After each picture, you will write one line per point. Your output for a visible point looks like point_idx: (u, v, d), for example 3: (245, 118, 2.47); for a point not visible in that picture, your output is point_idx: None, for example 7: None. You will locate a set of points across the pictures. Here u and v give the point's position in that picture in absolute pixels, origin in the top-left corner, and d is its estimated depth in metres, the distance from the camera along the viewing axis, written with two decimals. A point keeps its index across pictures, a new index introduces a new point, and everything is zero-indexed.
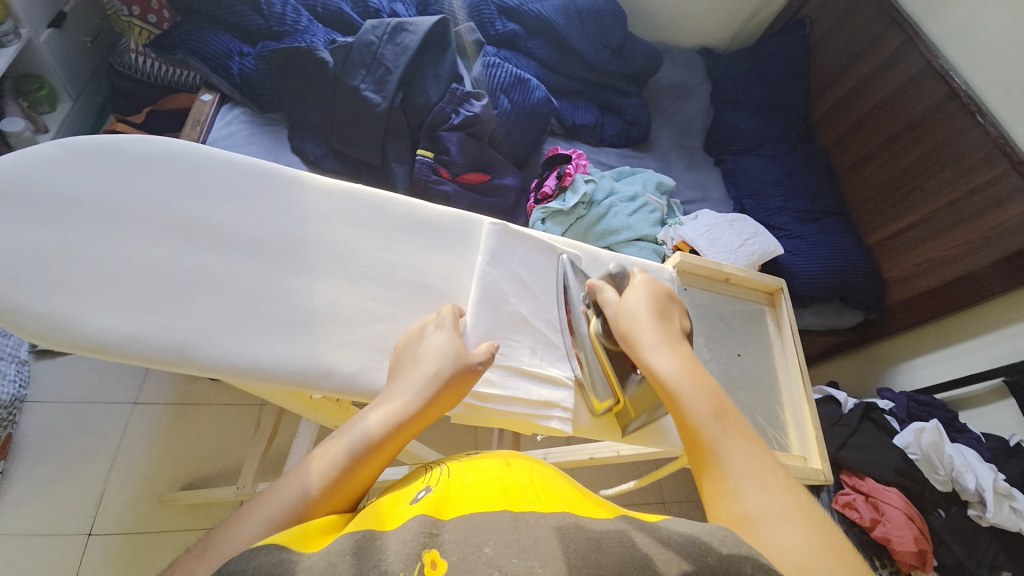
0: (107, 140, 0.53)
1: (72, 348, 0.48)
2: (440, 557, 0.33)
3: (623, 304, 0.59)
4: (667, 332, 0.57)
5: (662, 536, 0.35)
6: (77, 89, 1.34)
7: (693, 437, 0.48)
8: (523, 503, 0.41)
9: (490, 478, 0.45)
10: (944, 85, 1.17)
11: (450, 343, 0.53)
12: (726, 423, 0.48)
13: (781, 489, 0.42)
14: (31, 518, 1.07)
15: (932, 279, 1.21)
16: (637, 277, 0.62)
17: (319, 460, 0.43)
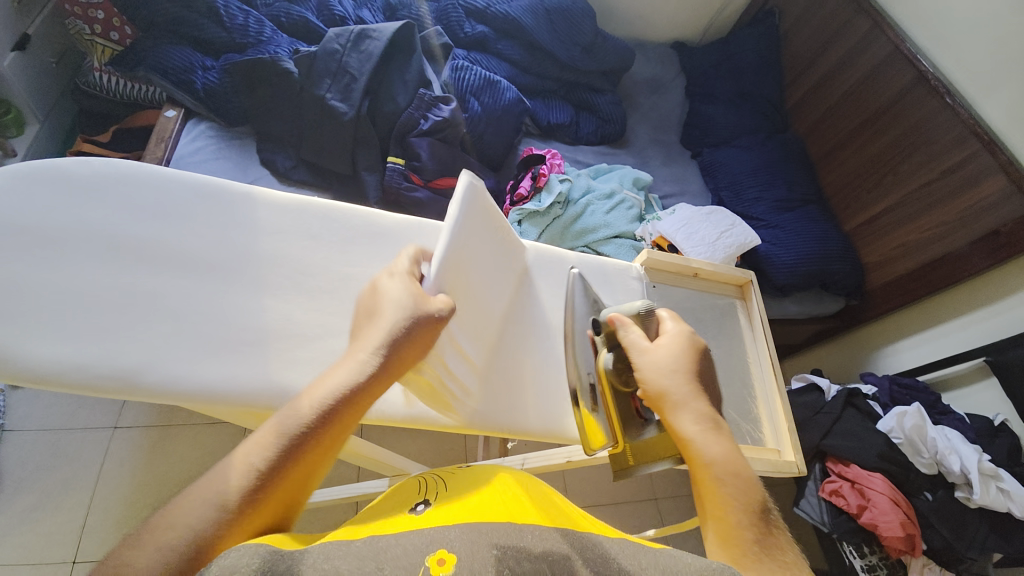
0: (42, 162, 0.50)
1: (14, 379, 0.46)
2: (448, 553, 0.35)
3: (658, 351, 0.54)
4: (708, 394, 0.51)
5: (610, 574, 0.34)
6: (45, 111, 1.32)
7: (723, 516, 0.43)
8: (524, 518, 0.42)
9: (490, 494, 0.46)
10: (913, 68, 1.18)
11: (406, 294, 0.49)
12: (758, 515, 0.43)
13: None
14: (12, 549, 1.05)
15: (909, 262, 1.21)
16: (674, 328, 0.57)
17: (263, 444, 0.38)
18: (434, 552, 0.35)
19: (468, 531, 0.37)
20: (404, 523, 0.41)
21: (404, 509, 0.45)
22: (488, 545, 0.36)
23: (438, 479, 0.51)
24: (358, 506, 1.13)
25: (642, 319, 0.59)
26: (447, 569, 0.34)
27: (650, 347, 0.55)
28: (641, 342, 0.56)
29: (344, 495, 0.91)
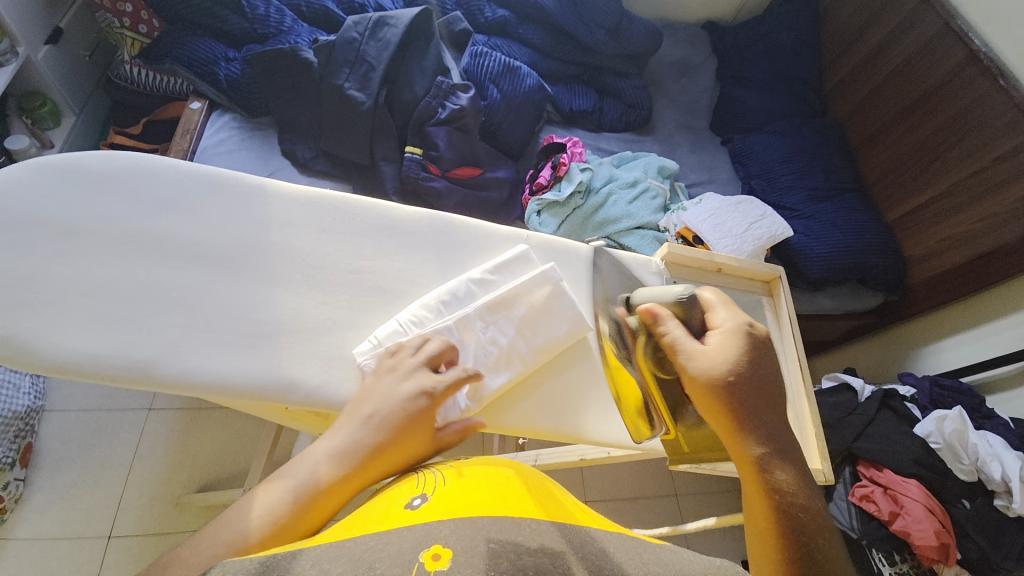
0: (70, 158, 0.52)
1: (36, 368, 0.48)
2: (443, 548, 0.33)
3: (713, 354, 0.47)
4: (768, 405, 0.47)
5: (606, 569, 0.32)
6: (81, 104, 1.36)
7: (773, 530, 0.43)
8: (524, 512, 0.41)
9: (489, 488, 0.45)
10: (963, 47, 1.09)
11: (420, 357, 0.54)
12: (806, 534, 0.43)
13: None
14: (56, 521, 1.11)
15: (956, 256, 1.13)
16: (726, 322, 0.50)
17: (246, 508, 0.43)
18: (429, 547, 0.34)
19: (462, 527, 0.36)
20: (402, 519, 0.40)
21: (398, 505, 0.44)
22: (483, 539, 0.35)
23: (435, 472, 0.49)
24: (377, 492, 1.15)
25: (687, 313, 0.51)
26: (442, 564, 0.32)
27: (704, 348, 0.48)
28: (692, 343, 0.49)
29: None
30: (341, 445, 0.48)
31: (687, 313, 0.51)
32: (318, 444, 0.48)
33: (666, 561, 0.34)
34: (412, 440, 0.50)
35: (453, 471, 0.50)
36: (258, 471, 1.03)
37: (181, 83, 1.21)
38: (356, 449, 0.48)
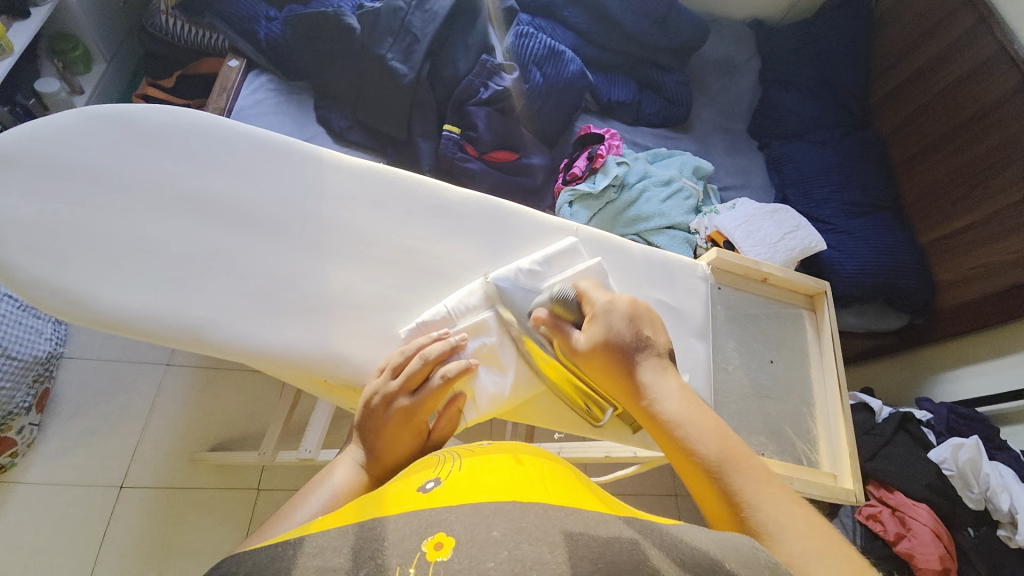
0: (124, 110, 0.53)
1: (88, 322, 0.49)
2: (446, 538, 0.33)
3: (588, 341, 0.52)
4: (652, 360, 0.51)
5: (675, 552, 0.32)
6: (112, 51, 1.33)
7: (703, 484, 0.43)
8: (533, 495, 0.40)
9: (502, 472, 0.44)
10: (1018, 73, 1.05)
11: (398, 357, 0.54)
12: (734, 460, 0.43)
13: (816, 530, 0.37)
14: (70, 467, 1.13)
15: (987, 285, 1.12)
16: (598, 302, 0.53)
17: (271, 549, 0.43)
18: (432, 536, 0.33)
19: (468, 512, 0.35)
20: (410, 503, 0.40)
21: (411, 486, 0.43)
22: (487, 526, 0.34)
23: (453, 457, 0.49)
24: None
25: (566, 303, 0.54)
26: (444, 554, 0.31)
27: (580, 337, 0.52)
28: (573, 335, 0.53)
29: None
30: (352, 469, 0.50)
31: (567, 304, 0.54)
32: (334, 474, 0.49)
33: (668, 541, 0.33)
34: (398, 441, 0.51)
35: (471, 457, 0.49)
36: (274, 436, 1.03)
37: (219, 39, 1.19)
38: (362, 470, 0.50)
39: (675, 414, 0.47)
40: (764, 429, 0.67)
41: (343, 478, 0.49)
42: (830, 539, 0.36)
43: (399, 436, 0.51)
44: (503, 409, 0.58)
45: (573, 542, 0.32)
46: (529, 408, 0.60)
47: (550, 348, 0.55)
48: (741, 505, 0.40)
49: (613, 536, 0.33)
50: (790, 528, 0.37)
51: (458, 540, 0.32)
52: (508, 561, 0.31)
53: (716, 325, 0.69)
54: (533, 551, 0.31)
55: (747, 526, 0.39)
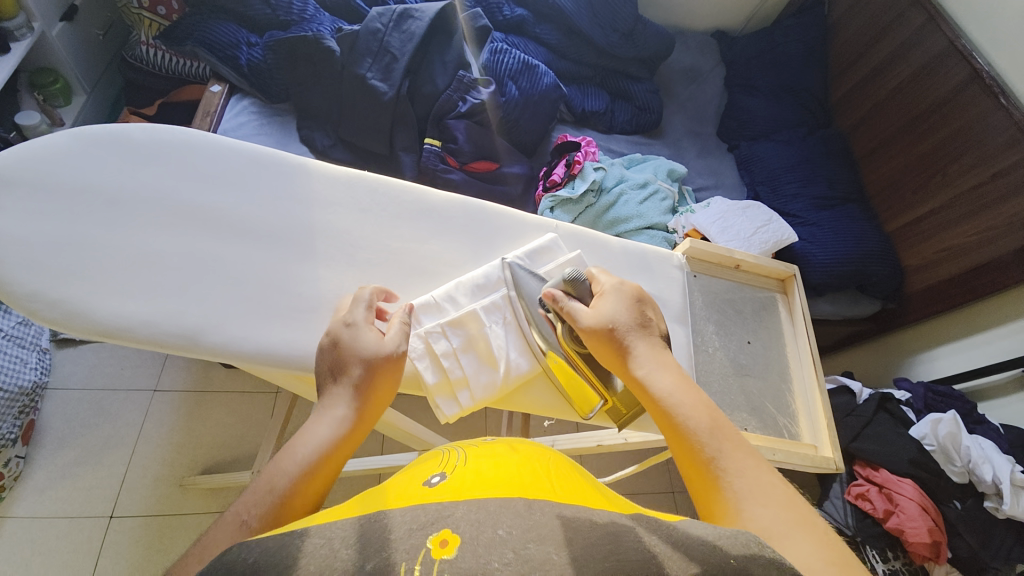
0: (115, 129, 0.56)
1: (87, 332, 0.51)
2: (451, 534, 0.34)
3: (593, 318, 0.53)
4: (652, 343, 0.52)
5: (673, 538, 0.34)
6: (91, 82, 1.34)
7: (689, 452, 0.45)
8: (538, 492, 0.41)
9: (505, 466, 0.46)
10: (967, 66, 1.12)
11: (381, 338, 0.51)
12: (722, 438, 0.45)
13: (791, 502, 0.41)
14: (56, 499, 1.10)
15: (953, 267, 1.17)
16: (607, 283, 0.56)
17: (257, 501, 0.39)
18: (437, 532, 0.34)
19: (474, 509, 0.36)
20: (416, 499, 0.41)
21: (418, 482, 0.45)
22: (493, 525, 0.35)
23: (458, 451, 0.51)
24: (382, 478, 1.15)
25: (577, 283, 0.58)
26: (449, 552, 0.32)
27: (585, 315, 0.54)
28: (578, 309, 0.55)
29: (374, 465, 0.94)
30: (335, 419, 0.45)
31: (578, 284, 0.58)
32: (314, 423, 0.45)
33: (672, 533, 0.34)
34: (387, 380, 0.50)
35: (475, 451, 0.50)
36: (268, 453, 1.03)
37: (202, 66, 1.22)
38: (347, 417, 0.46)
39: (666, 390, 0.48)
40: (746, 405, 0.71)
41: (328, 428, 0.44)
42: (802, 512, 0.40)
43: (383, 377, 0.49)
44: (497, 397, 0.61)
45: (573, 534, 0.34)
46: (522, 398, 0.63)
47: (554, 331, 0.58)
48: (723, 475, 0.43)
49: (615, 523, 0.36)
50: (770, 499, 0.40)
51: (465, 539, 0.33)
52: (515, 560, 0.32)
53: (694, 310, 0.73)
54: (540, 551, 0.32)
55: (731, 494, 0.41)
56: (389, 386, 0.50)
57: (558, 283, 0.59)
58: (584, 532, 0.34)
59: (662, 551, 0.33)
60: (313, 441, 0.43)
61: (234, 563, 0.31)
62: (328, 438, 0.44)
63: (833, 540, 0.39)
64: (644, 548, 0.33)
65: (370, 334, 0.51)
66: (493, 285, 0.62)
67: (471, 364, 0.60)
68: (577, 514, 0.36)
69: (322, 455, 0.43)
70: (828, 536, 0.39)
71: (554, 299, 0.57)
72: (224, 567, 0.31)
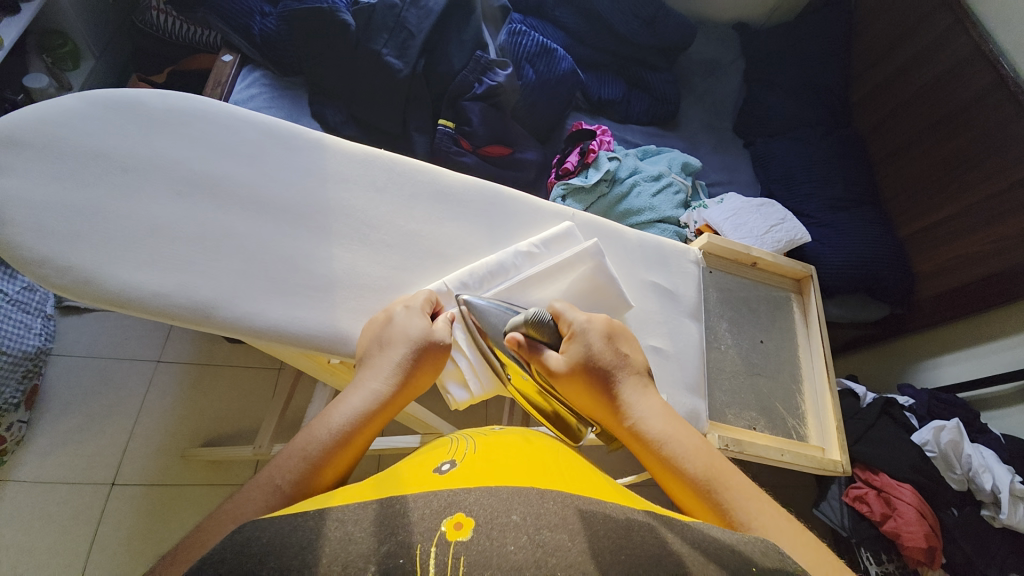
0: (131, 95, 0.54)
1: (97, 301, 0.50)
2: (465, 518, 0.33)
3: (567, 364, 0.51)
4: (637, 383, 0.52)
5: (695, 539, 0.34)
6: (101, 46, 1.31)
7: (698, 505, 0.45)
8: (551, 483, 0.40)
9: (516, 455, 0.46)
10: (993, 71, 1.09)
11: (418, 324, 0.52)
12: (725, 482, 0.45)
13: (802, 539, 0.42)
14: (59, 465, 1.11)
15: (965, 275, 1.16)
16: (575, 321, 0.53)
17: (289, 464, 0.42)
18: (451, 515, 0.33)
19: (487, 493, 0.35)
20: (428, 483, 0.40)
21: (428, 469, 0.45)
22: (508, 510, 0.34)
23: (466, 440, 0.51)
24: (382, 459, 1.16)
25: (541, 325, 0.52)
26: (464, 534, 0.32)
27: (558, 359, 0.51)
28: (548, 357, 0.51)
29: (375, 447, 0.95)
30: (370, 395, 0.47)
31: (542, 326, 0.52)
32: (351, 396, 0.47)
33: (693, 534, 0.34)
34: (426, 367, 0.51)
35: (485, 440, 0.50)
36: (269, 429, 1.03)
37: (213, 35, 1.19)
38: (383, 395, 0.48)
39: (660, 433, 0.49)
40: (755, 404, 0.71)
41: (359, 401, 0.47)
42: (814, 547, 0.41)
43: (425, 362, 0.51)
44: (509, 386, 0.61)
45: (589, 525, 0.33)
46: None
47: (525, 368, 0.54)
48: (733, 521, 0.43)
49: (631, 519, 0.35)
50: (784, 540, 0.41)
51: (480, 521, 0.33)
52: (530, 545, 0.31)
53: (707, 306, 0.72)
54: (554, 538, 0.32)
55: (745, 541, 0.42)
56: (429, 372, 0.52)
57: (518, 324, 0.53)
58: (603, 528, 0.33)
59: (682, 550, 0.32)
60: (346, 413, 0.45)
61: (248, 542, 0.31)
62: (362, 414, 0.46)
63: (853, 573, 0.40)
64: (667, 548, 0.33)
65: (413, 320, 0.53)
66: (505, 271, 0.62)
67: (476, 356, 0.58)
68: (592, 507, 0.35)
69: (352, 427, 0.45)
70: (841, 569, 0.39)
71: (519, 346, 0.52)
72: (237, 547, 0.31)
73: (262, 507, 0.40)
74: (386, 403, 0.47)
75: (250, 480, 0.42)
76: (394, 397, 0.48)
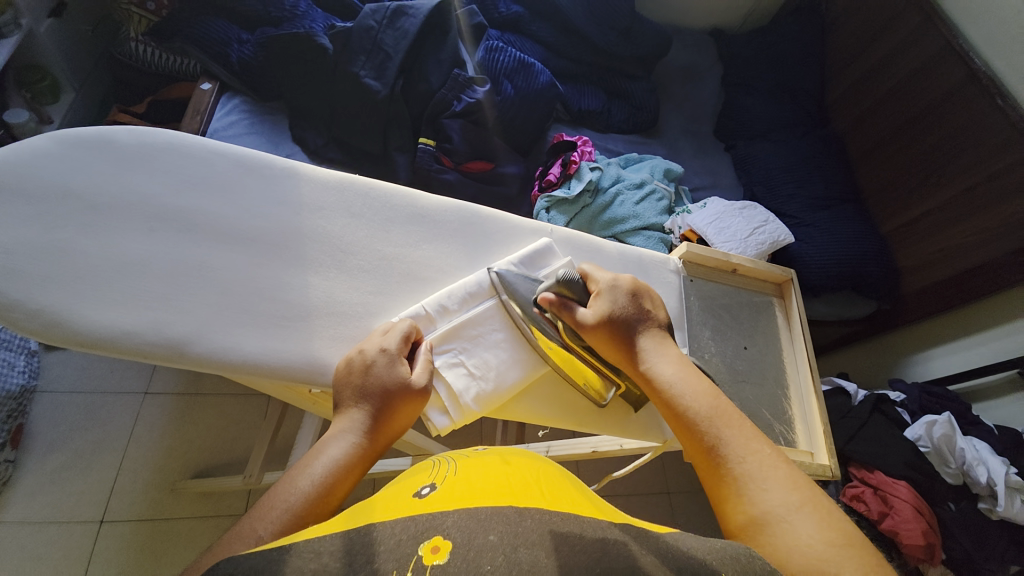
0: (99, 132, 0.54)
1: (69, 342, 0.49)
2: (442, 541, 0.33)
3: (594, 316, 0.57)
4: (656, 335, 0.57)
5: (664, 550, 0.34)
6: (80, 79, 1.31)
7: (696, 441, 0.49)
8: (530, 501, 0.40)
9: (496, 475, 0.45)
10: (964, 67, 1.11)
11: (396, 371, 0.53)
12: (721, 423, 0.49)
13: (794, 483, 0.44)
14: (47, 504, 1.09)
15: (947, 269, 1.18)
16: (602, 281, 0.60)
17: (271, 516, 0.42)
18: (428, 539, 0.33)
19: (465, 514, 0.35)
20: (407, 507, 0.40)
21: (407, 493, 0.44)
22: (485, 531, 0.34)
23: (448, 463, 0.50)
24: (376, 483, 1.15)
25: (571, 284, 0.59)
26: (441, 558, 0.32)
27: (586, 312, 0.58)
28: (578, 311, 0.58)
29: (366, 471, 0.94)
30: (349, 446, 0.48)
31: (572, 285, 0.59)
32: (330, 445, 0.48)
33: (663, 546, 0.35)
34: (405, 413, 0.52)
35: (467, 461, 0.50)
36: (260, 457, 1.02)
37: (192, 63, 1.20)
38: (361, 446, 0.49)
39: (669, 376, 0.53)
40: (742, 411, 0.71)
41: (339, 452, 0.47)
42: (804, 492, 0.44)
43: (403, 410, 0.52)
44: (493, 408, 0.60)
45: (561, 542, 0.33)
46: (518, 406, 0.62)
47: (554, 331, 0.59)
48: (726, 458, 0.47)
49: (604, 540, 0.34)
50: (773, 481, 0.44)
51: (456, 545, 0.33)
52: (505, 563, 0.32)
53: (689, 315, 0.73)
54: (530, 555, 0.32)
55: (736, 476, 0.46)
56: (406, 418, 0.52)
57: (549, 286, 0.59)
58: (577, 546, 0.33)
59: (652, 566, 0.32)
60: (329, 464, 0.46)
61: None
62: (344, 465, 0.47)
63: (844, 526, 0.41)
64: (639, 566, 0.32)
65: (391, 365, 0.53)
66: (484, 295, 0.62)
67: (458, 382, 0.58)
68: (563, 525, 0.35)
69: (333, 476, 0.46)
70: (829, 515, 0.42)
71: (549, 303, 0.58)
72: None
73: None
74: (365, 453, 0.49)
75: (229, 533, 0.41)
76: (371, 446, 0.49)
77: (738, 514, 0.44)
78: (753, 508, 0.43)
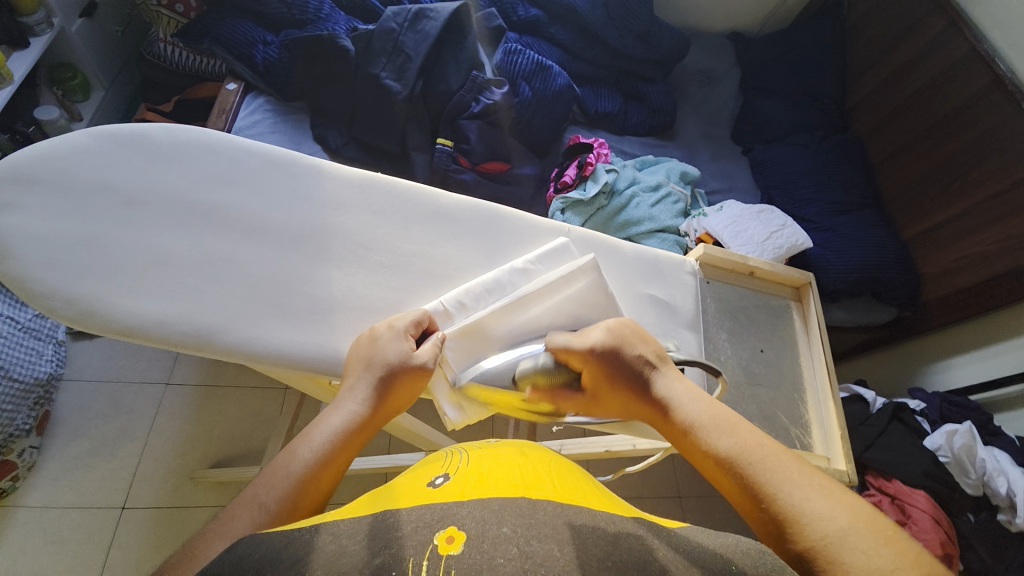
0: (135, 129, 0.56)
1: (103, 330, 0.51)
2: (457, 531, 0.34)
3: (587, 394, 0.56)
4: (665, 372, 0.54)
5: (681, 545, 0.35)
6: (111, 78, 1.36)
7: (727, 478, 0.45)
8: (543, 493, 0.41)
9: (509, 467, 0.46)
10: (989, 71, 1.10)
11: (399, 346, 0.53)
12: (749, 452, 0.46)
13: (839, 501, 0.41)
14: (70, 489, 1.12)
15: (970, 277, 1.15)
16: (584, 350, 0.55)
17: (274, 482, 0.43)
18: (444, 529, 0.34)
19: (480, 506, 0.36)
20: (421, 496, 0.41)
21: (421, 482, 0.45)
22: (498, 522, 0.35)
23: (460, 454, 0.51)
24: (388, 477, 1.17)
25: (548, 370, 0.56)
26: (456, 548, 0.33)
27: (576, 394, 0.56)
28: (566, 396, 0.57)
29: (381, 464, 0.95)
30: (349, 415, 0.49)
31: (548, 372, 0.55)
32: (331, 414, 0.49)
33: (678, 541, 0.35)
34: (406, 387, 0.52)
35: (478, 453, 0.51)
36: (275, 450, 1.04)
37: (218, 64, 1.23)
38: (360, 416, 0.49)
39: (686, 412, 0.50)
40: (758, 415, 0.71)
41: (339, 421, 0.48)
42: (850, 508, 0.41)
43: (405, 384, 0.52)
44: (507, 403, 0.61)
45: (578, 533, 0.34)
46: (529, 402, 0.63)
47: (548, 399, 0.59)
48: (764, 493, 0.43)
49: (619, 530, 0.35)
50: (818, 504, 0.41)
51: (470, 535, 0.33)
52: (519, 556, 0.32)
53: (706, 317, 0.73)
54: (543, 548, 0.32)
55: (777, 512, 0.42)
56: (408, 392, 0.53)
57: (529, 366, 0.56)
58: (592, 538, 0.34)
59: (669, 559, 0.33)
60: (329, 433, 0.47)
61: (244, 556, 0.32)
62: (344, 435, 0.48)
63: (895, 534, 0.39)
64: (656, 560, 0.33)
65: (396, 342, 0.54)
66: (501, 291, 0.62)
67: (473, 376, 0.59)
68: (580, 520, 0.36)
69: (333, 445, 0.47)
70: (881, 529, 0.39)
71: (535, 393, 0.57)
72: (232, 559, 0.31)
73: (249, 525, 0.41)
74: (365, 423, 0.49)
75: (237, 496, 0.43)
76: (371, 416, 0.50)
77: (790, 556, 0.40)
78: (801, 548, 0.40)
